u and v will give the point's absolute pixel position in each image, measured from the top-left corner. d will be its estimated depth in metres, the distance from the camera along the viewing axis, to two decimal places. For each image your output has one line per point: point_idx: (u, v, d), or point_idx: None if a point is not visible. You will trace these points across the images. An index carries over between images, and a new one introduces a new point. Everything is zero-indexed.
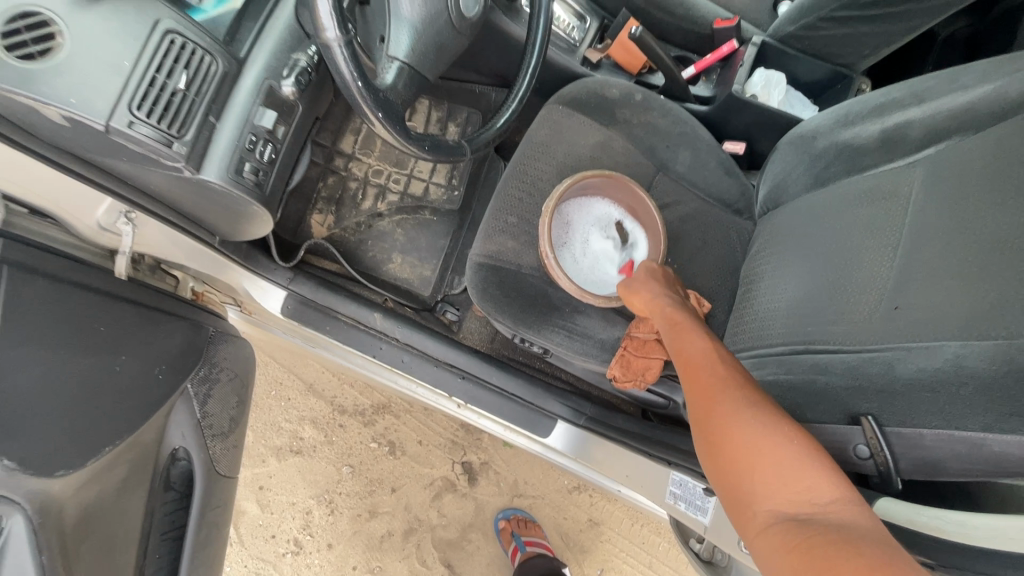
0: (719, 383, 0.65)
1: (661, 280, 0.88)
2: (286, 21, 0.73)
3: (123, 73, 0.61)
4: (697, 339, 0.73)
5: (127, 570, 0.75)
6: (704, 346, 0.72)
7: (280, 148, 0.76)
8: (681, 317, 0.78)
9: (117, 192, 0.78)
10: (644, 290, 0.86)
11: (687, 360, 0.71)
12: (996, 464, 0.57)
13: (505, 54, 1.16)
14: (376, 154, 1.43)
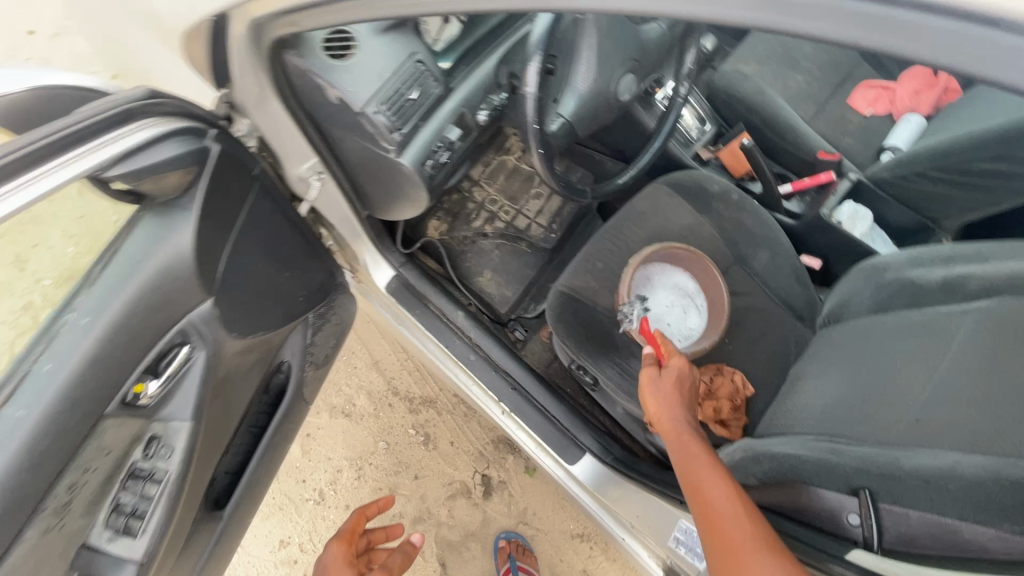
0: (744, 544, 0.70)
1: (683, 392, 0.96)
2: (488, 70, 0.98)
3: (383, 80, 0.87)
4: (718, 484, 0.79)
5: (227, 431, 0.96)
6: (726, 495, 0.77)
7: (452, 156, 1.02)
8: (699, 452, 0.85)
9: (322, 154, 1.05)
10: (667, 407, 0.93)
11: (709, 508, 0.77)
12: (962, 546, 0.65)
13: (631, 133, 1.39)
14: (497, 186, 1.70)
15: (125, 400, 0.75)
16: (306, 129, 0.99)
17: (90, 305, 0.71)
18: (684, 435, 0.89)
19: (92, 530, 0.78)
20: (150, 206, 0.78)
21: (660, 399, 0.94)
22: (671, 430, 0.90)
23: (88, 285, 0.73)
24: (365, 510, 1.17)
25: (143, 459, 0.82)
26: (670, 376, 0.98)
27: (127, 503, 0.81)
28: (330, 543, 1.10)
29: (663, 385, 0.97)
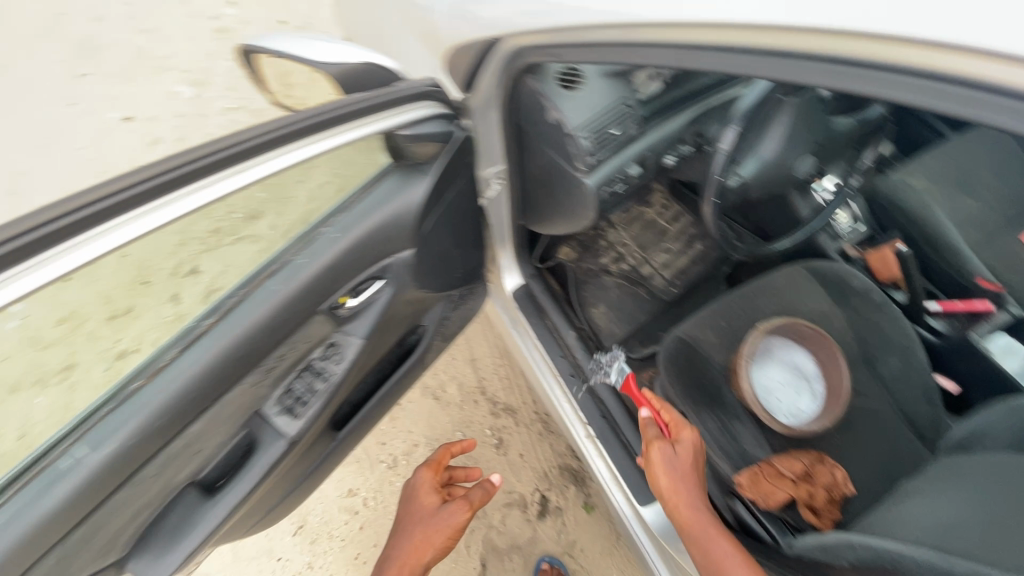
0: None
1: (692, 469, 1.09)
2: (676, 125, 1.13)
3: (594, 114, 1.02)
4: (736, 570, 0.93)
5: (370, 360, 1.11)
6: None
7: (623, 188, 1.15)
8: (716, 537, 0.98)
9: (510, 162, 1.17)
10: (682, 488, 1.05)
11: None
12: None
13: (778, 216, 1.45)
14: (632, 233, 1.85)
15: (332, 307, 0.95)
16: (506, 138, 1.12)
17: (340, 226, 0.92)
18: (700, 518, 1.01)
19: (266, 402, 0.98)
20: (401, 165, 0.99)
21: (676, 480, 1.06)
22: (690, 514, 1.02)
23: (344, 210, 0.95)
24: (450, 448, 1.45)
25: (320, 359, 1.01)
26: (682, 453, 1.09)
27: (297, 390, 1.00)
28: (421, 468, 1.42)
29: (676, 462, 1.09)
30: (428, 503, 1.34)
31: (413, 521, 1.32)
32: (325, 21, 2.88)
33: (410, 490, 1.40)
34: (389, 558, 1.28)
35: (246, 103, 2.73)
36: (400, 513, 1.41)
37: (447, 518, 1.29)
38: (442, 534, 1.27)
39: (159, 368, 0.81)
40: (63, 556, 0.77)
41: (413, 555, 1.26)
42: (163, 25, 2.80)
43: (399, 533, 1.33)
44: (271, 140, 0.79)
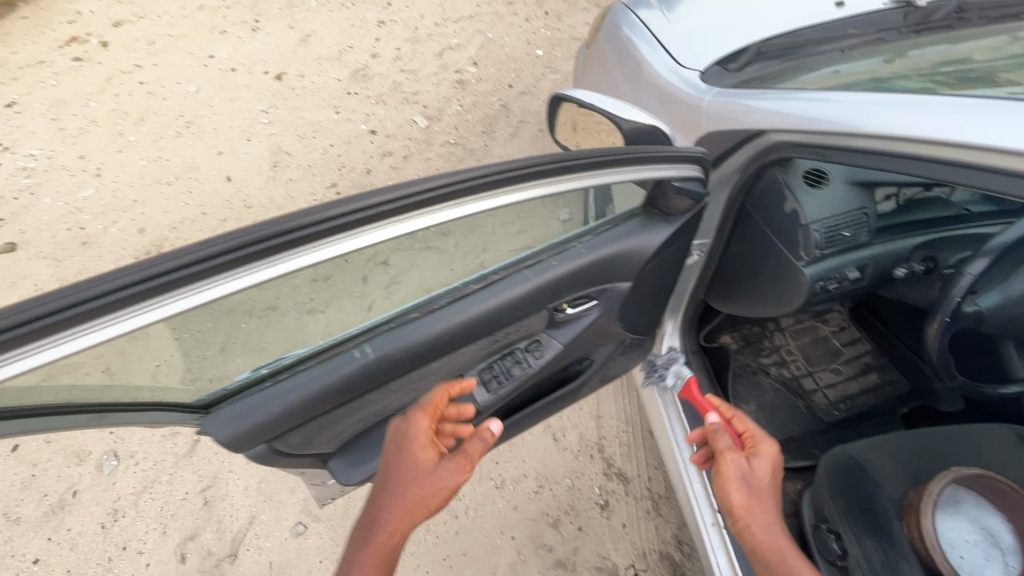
0: None
1: (766, 484, 1.17)
2: (907, 245, 1.17)
3: (832, 213, 1.12)
4: None
5: (551, 366, 1.22)
6: None
7: (837, 289, 1.20)
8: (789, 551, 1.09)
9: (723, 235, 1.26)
10: (756, 502, 1.14)
11: None
12: None
13: (986, 368, 1.34)
14: (798, 343, 1.85)
15: (554, 309, 1.13)
16: (732, 212, 1.23)
17: (592, 245, 1.10)
18: (773, 534, 1.11)
19: (471, 371, 1.13)
20: (647, 213, 1.14)
21: (748, 495, 1.15)
22: (760, 530, 1.12)
23: (595, 233, 1.12)
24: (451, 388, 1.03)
25: (522, 349, 1.16)
26: (758, 468, 1.17)
27: (497, 370, 1.16)
28: (416, 411, 1.02)
29: (751, 477, 1.16)
30: (426, 460, 1.00)
31: (401, 481, 0.99)
32: (542, 94, 3.36)
33: (398, 437, 1.01)
34: (372, 523, 0.99)
35: (463, 143, 3.13)
36: (380, 463, 1.03)
37: (444, 478, 1.00)
38: (438, 497, 1.00)
39: (432, 308, 1.02)
40: (319, 427, 1.01)
41: (400, 526, 0.98)
42: (418, 73, 3.48)
43: (381, 492, 1.00)
44: (568, 167, 0.94)
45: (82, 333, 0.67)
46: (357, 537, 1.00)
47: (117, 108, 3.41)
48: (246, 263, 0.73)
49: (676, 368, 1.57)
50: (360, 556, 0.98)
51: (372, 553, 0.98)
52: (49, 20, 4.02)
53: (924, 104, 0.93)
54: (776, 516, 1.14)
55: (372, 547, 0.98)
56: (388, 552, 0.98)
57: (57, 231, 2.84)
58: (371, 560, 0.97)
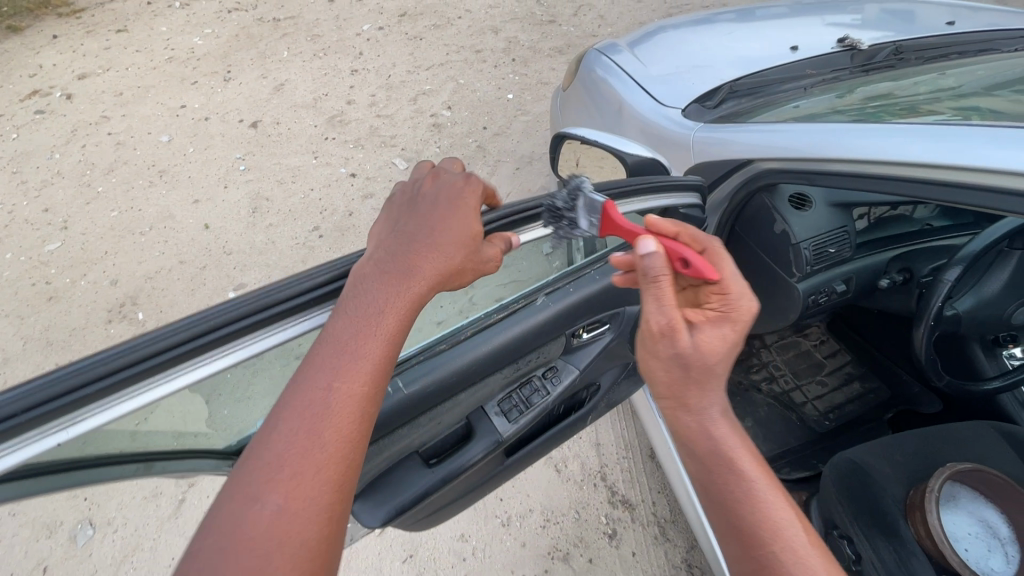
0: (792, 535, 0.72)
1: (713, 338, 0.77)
2: (883, 258, 1.28)
3: (818, 231, 1.21)
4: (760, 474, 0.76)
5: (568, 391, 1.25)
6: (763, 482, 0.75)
7: (825, 301, 1.29)
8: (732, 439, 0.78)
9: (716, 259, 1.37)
10: (693, 371, 0.77)
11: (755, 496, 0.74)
12: None
13: (958, 368, 1.47)
14: (784, 358, 1.95)
15: (571, 335, 1.18)
16: (723, 237, 1.33)
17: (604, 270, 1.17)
18: (711, 424, 0.79)
19: (491, 401, 1.16)
20: None
21: (684, 360, 0.77)
22: (692, 420, 0.79)
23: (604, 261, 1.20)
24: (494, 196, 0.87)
25: (540, 377, 1.19)
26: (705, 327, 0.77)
27: (518, 398, 1.18)
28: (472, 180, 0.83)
29: (696, 339, 0.76)
30: (477, 230, 0.79)
31: (448, 235, 0.76)
32: (516, 134, 3.49)
33: (451, 197, 0.79)
34: (394, 277, 0.73)
35: None
36: (407, 215, 0.79)
37: (489, 259, 0.81)
38: (473, 274, 0.80)
39: (456, 340, 1.06)
40: None
41: (432, 287, 0.75)
42: (394, 117, 3.57)
43: (414, 238, 0.75)
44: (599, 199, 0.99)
45: (153, 384, 0.69)
46: (369, 289, 0.73)
47: (84, 160, 3.34)
48: (308, 308, 0.81)
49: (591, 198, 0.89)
50: (372, 313, 0.72)
51: (389, 305, 0.72)
52: (9, 75, 3.95)
53: (887, 132, 1.04)
54: (722, 399, 0.79)
55: (389, 304, 0.72)
56: (408, 317, 0.73)
57: (21, 287, 2.71)
58: (389, 323, 0.72)
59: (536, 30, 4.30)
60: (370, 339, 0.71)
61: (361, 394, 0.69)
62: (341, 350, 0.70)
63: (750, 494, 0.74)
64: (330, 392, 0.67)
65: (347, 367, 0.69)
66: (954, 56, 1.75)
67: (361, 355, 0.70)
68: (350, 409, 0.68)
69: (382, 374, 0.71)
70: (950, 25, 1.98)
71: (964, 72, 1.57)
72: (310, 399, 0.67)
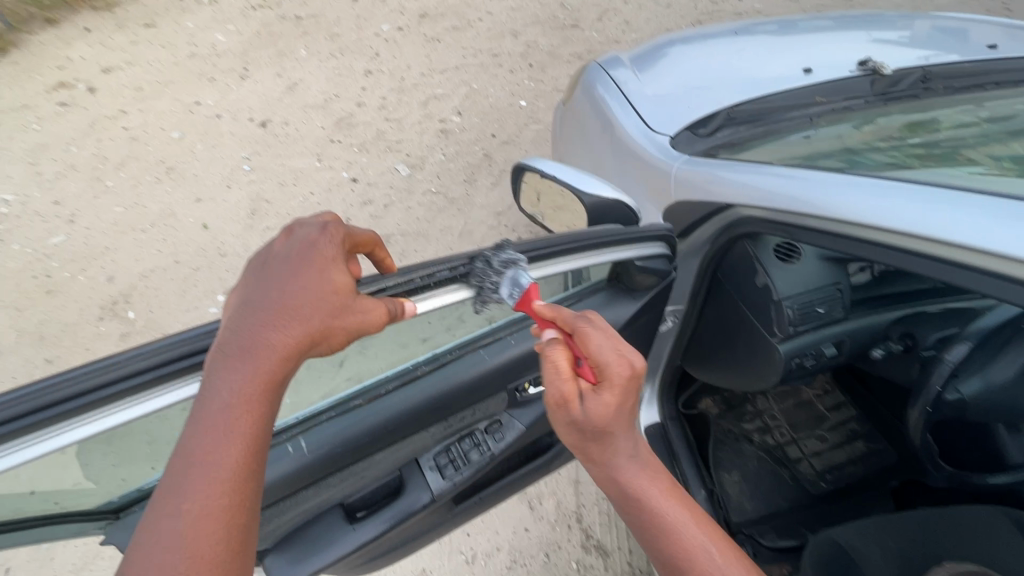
0: (665, 505, 0.80)
1: (613, 401, 0.74)
2: (886, 320, 1.16)
3: (806, 287, 1.12)
4: (640, 473, 0.81)
5: (512, 446, 1.12)
6: (642, 474, 0.81)
7: (813, 364, 1.18)
8: (620, 459, 0.80)
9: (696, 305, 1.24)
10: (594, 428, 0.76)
11: (636, 491, 0.80)
12: None
13: (973, 444, 1.34)
14: (782, 406, 1.78)
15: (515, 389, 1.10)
16: (704, 286, 1.22)
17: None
18: (622, 472, 0.80)
19: (426, 454, 1.07)
20: (614, 286, 1.12)
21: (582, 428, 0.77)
22: (601, 468, 0.81)
23: (555, 310, 1.09)
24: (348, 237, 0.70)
25: (482, 431, 1.09)
26: (604, 402, 0.75)
27: (453, 454, 1.08)
28: (331, 231, 0.69)
29: (592, 413, 0.75)
30: (340, 285, 0.65)
31: (295, 301, 0.63)
32: (525, 144, 3.38)
33: (298, 252, 0.66)
34: (236, 360, 0.61)
35: (444, 192, 3.12)
36: (252, 276, 0.65)
37: (365, 318, 0.67)
38: (347, 335, 0.66)
39: (373, 396, 0.98)
40: None
41: (287, 365, 0.63)
42: (403, 121, 3.50)
43: (256, 312, 0.62)
44: (527, 260, 0.86)
45: (115, 410, 0.66)
46: (208, 381, 0.61)
47: (97, 154, 3.39)
48: (133, 394, 0.67)
49: (515, 274, 0.81)
50: (216, 410, 0.60)
51: (241, 388, 0.61)
52: (39, 65, 4.05)
53: (889, 190, 0.93)
54: (622, 435, 0.79)
55: (236, 396, 0.61)
56: (265, 402, 0.62)
57: (23, 279, 2.77)
58: (240, 416, 0.61)
59: (557, 34, 4.16)
60: (222, 439, 0.60)
61: (226, 503, 0.59)
62: (200, 429, 0.60)
63: (661, 526, 0.79)
64: (183, 515, 0.57)
65: (200, 480, 0.59)
66: (990, 88, 1.58)
67: (215, 458, 0.59)
68: (213, 527, 0.58)
69: (250, 458, 0.62)
70: (994, 48, 1.78)
71: (1000, 107, 1.40)
72: (158, 531, 0.57)
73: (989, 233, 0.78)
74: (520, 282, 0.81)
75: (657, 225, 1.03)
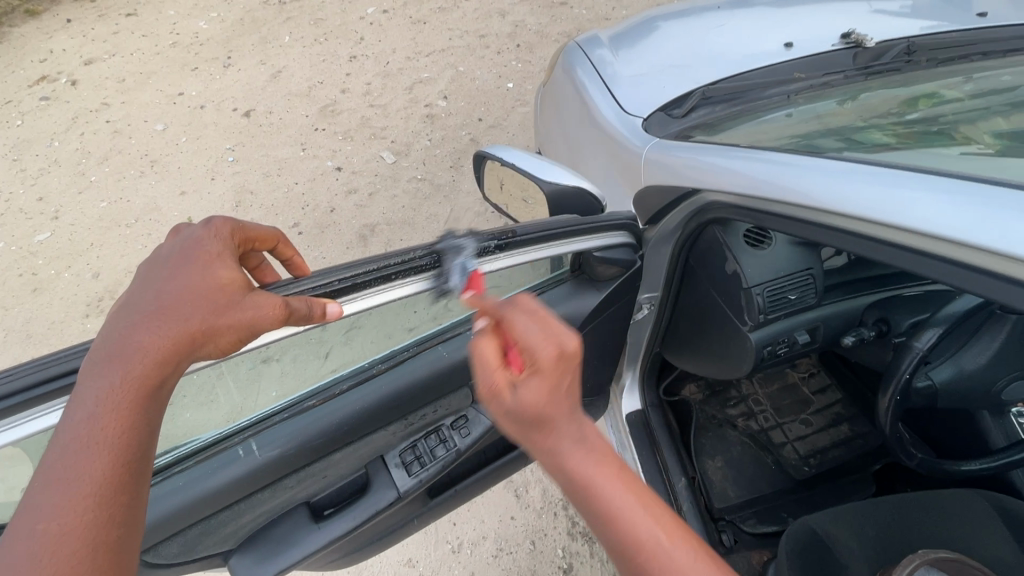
0: (631, 500, 0.62)
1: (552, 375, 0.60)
2: (856, 307, 1.16)
3: (775, 273, 1.10)
4: (595, 463, 0.62)
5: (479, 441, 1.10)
6: (601, 458, 0.63)
7: (784, 352, 1.17)
8: (574, 454, 0.62)
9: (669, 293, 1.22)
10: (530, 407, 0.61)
11: (584, 485, 0.61)
12: None
13: (954, 427, 1.33)
14: (767, 391, 1.77)
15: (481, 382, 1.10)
16: (676, 275, 1.20)
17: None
18: (570, 463, 0.62)
19: (392, 451, 1.04)
20: (578, 276, 1.10)
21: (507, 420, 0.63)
22: (548, 462, 0.63)
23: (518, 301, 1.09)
24: (236, 234, 0.71)
25: (448, 427, 1.07)
26: (527, 392, 0.61)
27: (419, 449, 1.04)
28: (211, 230, 0.69)
29: (522, 401, 0.60)
30: (228, 281, 0.65)
31: (174, 300, 0.62)
32: (512, 128, 3.32)
33: (182, 252, 0.65)
34: (107, 364, 0.59)
35: (430, 178, 3.07)
36: (132, 283, 0.64)
37: (255, 313, 0.65)
38: (238, 333, 0.65)
39: (332, 394, 0.99)
40: (204, 529, 0.91)
41: (166, 366, 0.61)
42: (387, 107, 3.44)
43: (133, 313, 0.61)
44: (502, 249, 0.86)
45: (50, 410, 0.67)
46: (75, 390, 0.58)
47: (81, 148, 3.35)
48: None
49: (461, 262, 0.80)
50: (82, 418, 0.57)
51: (107, 395, 0.58)
52: (20, 59, 3.98)
53: (858, 173, 0.88)
54: (574, 424, 0.63)
55: (105, 401, 0.58)
56: (137, 408, 0.59)
57: (9, 277, 2.76)
58: (109, 423, 0.58)
59: (545, 12, 4.05)
60: (87, 450, 0.57)
61: (91, 517, 0.56)
62: (63, 442, 0.57)
63: (625, 529, 0.61)
64: (39, 536, 0.53)
65: (62, 495, 0.55)
66: (978, 58, 1.52)
67: (77, 472, 0.56)
68: (76, 544, 0.54)
69: (118, 471, 0.58)
70: (987, 16, 1.71)
71: (989, 78, 1.35)
72: (9, 558, 0.52)
73: (949, 218, 0.73)
74: (467, 270, 0.81)
75: (619, 215, 1.01)
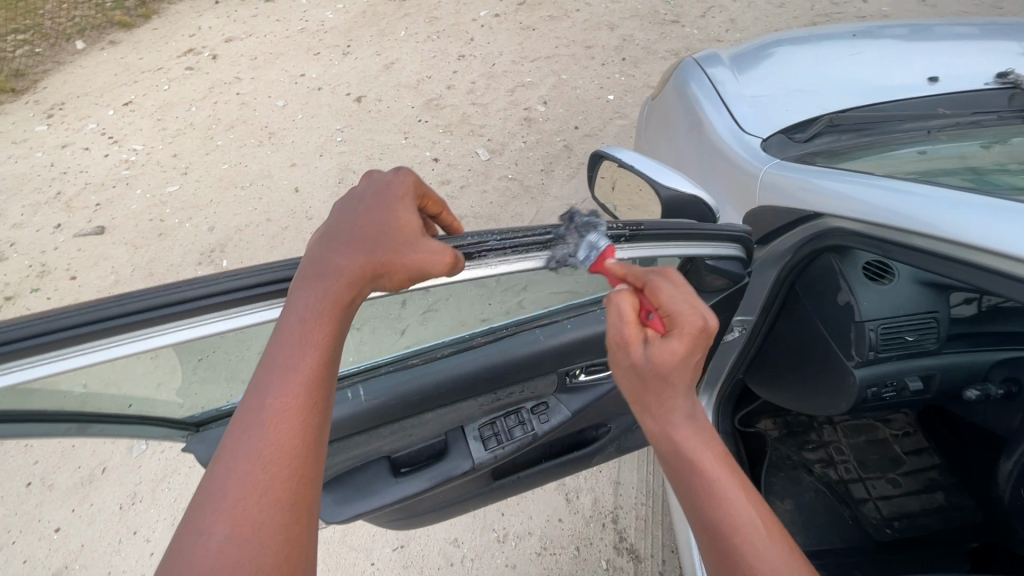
0: (726, 474, 0.67)
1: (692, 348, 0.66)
2: (982, 362, 1.08)
3: (893, 311, 1.05)
4: (704, 442, 0.68)
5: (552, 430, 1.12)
6: (704, 433, 0.69)
7: (891, 396, 1.10)
8: (689, 426, 0.68)
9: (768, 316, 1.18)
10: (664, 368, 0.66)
11: (681, 454, 0.68)
12: None
13: None
14: (853, 441, 1.66)
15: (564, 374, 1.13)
16: (778, 297, 1.16)
17: None
18: (677, 435, 0.68)
19: (472, 424, 1.09)
20: None
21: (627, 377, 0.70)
22: (655, 426, 0.69)
23: None
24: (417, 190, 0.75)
25: (529, 410, 1.11)
26: (662, 355, 0.66)
27: (499, 427, 1.09)
28: (401, 184, 0.73)
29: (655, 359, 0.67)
30: (407, 224, 0.69)
31: (366, 232, 0.68)
32: (607, 138, 3.33)
33: (375, 191, 0.72)
34: (313, 279, 0.67)
35: (520, 179, 3.15)
36: (335, 213, 0.72)
37: (429, 256, 0.68)
38: (408, 273, 0.68)
39: (432, 357, 1.06)
40: None
41: (354, 289, 0.67)
42: (488, 106, 3.56)
43: (336, 238, 0.69)
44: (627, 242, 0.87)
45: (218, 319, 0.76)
46: (291, 298, 0.67)
47: (213, 115, 3.72)
48: (171, 320, 0.73)
49: (592, 238, 0.82)
50: (296, 320, 0.66)
51: (314, 305, 0.67)
52: (172, 31, 4.46)
53: (1013, 210, 0.83)
54: (687, 399, 0.69)
55: (312, 309, 0.66)
56: (337, 319, 0.67)
57: (141, 220, 3.12)
58: (315, 328, 0.66)
59: (654, 29, 4.03)
60: (301, 346, 0.66)
61: (303, 400, 0.64)
62: (281, 339, 0.66)
63: (714, 493, 0.66)
64: (268, 408, 0.63)
65: (282, 381, 0.64)
66: None
67: (292, 366, 0.65)
68: (289, 424, 0.62)
69: (323, 370, 0.66)
70: None
71: None
72: (246, 423, 0.62)
73: None
74: (598, 244, 0.82)
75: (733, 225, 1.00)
